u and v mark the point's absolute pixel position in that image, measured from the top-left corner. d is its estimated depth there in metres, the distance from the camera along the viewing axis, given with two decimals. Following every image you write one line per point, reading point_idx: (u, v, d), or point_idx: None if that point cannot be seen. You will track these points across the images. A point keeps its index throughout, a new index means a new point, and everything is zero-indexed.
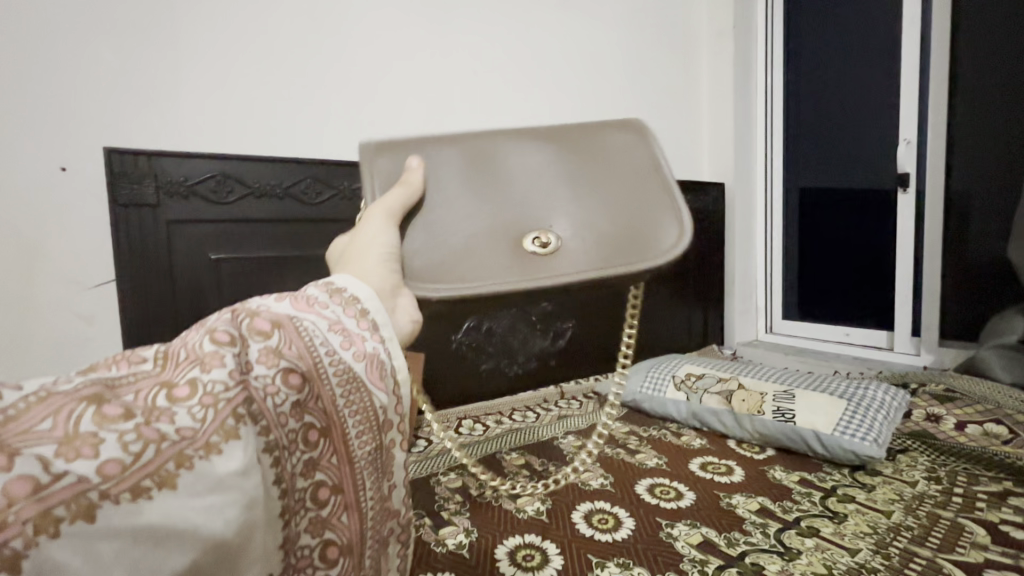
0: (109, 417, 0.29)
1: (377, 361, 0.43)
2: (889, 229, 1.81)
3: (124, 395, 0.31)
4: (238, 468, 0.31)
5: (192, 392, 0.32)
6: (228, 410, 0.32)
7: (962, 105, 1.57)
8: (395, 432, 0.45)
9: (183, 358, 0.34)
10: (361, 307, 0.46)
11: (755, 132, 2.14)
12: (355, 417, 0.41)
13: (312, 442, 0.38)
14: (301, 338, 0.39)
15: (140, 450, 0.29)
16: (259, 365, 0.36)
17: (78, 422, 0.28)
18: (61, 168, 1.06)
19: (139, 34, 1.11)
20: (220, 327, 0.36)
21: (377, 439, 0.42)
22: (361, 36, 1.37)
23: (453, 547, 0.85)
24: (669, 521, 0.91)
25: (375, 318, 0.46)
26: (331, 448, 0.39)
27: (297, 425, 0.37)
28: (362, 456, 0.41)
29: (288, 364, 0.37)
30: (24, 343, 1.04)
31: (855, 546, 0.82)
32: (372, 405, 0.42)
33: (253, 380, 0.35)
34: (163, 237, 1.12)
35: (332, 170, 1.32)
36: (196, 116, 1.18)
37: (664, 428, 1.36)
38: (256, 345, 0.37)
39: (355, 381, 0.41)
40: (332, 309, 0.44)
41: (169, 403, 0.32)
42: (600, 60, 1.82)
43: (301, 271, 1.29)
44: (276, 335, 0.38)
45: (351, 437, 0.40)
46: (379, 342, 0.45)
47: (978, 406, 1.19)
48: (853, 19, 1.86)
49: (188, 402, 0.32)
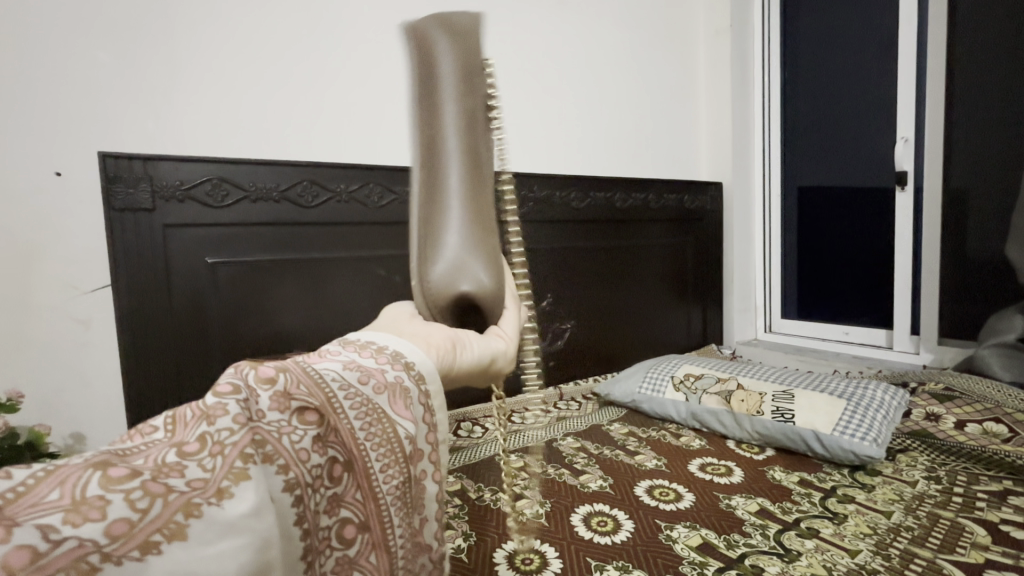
0: (114, 478, 0.25)
1: (402, 388, 0.38)
2: (887, 227, 1.81)
3: (133, 459, 0.27)
4: (251, 509, 0.27)
5: (202, 446, 0.28)
6: (236, 453, 0.28)
7: (960, 103, 1.56)
8: (426, 461, 0.39)
9: (190, 417, 0.30)
10: (379, 345, 0.40)
11: (752, 131, 2.14)
12: (378, 450, 0.35)
13: (337, 477, 0.33)
14: (310, 375, 0.34)
15: (147, 508, 0.25)
16: (272, 410, 0.31)
17: (85, 487, 0.24)
18: (56, 173, 1.05)
19: (133, 37, 1.10)
20: (222, 379, 0.31)
21: (406, 472, 0.37)
22: (359, 37, 1.37)
23: (452, 551, 0.84)
24: (668, 523, 0.91)
25: (398, 349, 0.40)
26: (355, 483, 0.34)
27: (321, 459, 0.32)
28: (390, 491, 0.36)
29: (301, 403, 0.32)
30: (21, 349, 1.04)
31: (857, 547, 0.82)
32: (396, 435, 0.36)
33: (264, 424, 0.31)
34: (159, 241, 1.12)
35: (328, 173, 1.30)
36: (193, 119, 1.18)
37: (664, 429, 1.36)
38: (263, 389, 0.32)
39: (375, 412, 0.36)
40: (345, 352, 0.38)
41: (178, 458, 0.27)
42: (598, 59, 1.82)
43: (299, 274, 1.29)
44: (281, 377, 0.33)
45: (375, 471, 0.35)
46: (402, 370, 0.38)
47: (978, 405, 1.19)
48: (851, 17, 1.86)
49: (199, 455, 0.28)
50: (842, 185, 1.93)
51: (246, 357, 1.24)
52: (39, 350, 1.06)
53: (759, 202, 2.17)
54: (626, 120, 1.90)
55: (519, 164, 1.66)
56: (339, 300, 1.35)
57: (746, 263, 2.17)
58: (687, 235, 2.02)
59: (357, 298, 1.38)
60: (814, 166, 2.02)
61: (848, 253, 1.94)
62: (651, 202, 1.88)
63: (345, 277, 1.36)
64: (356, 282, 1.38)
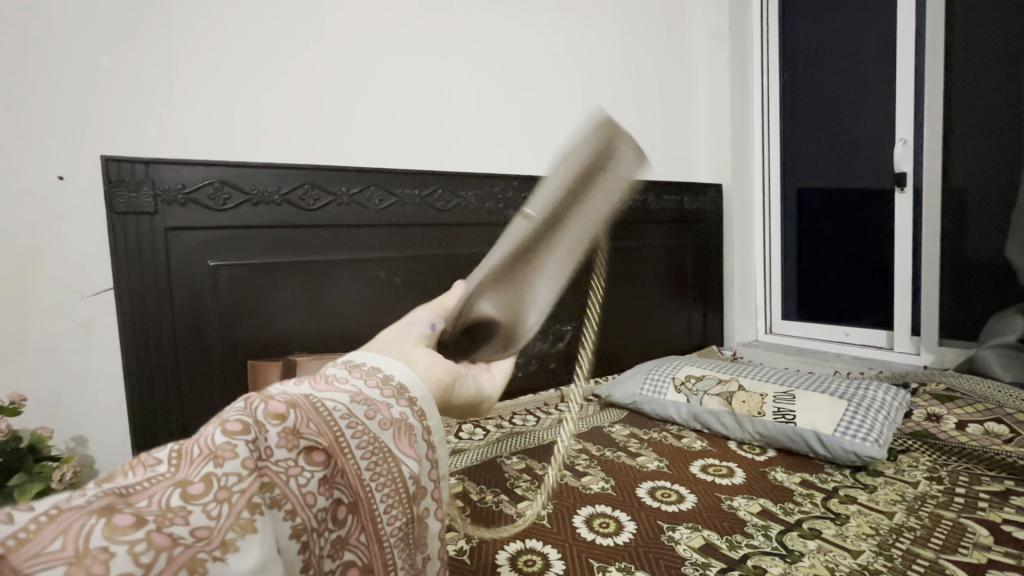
0: (120, 528, 0.24)
1: (407, 425, 0.37)
2: (886, 228, 1.82)
3: (136, 501, 0.26)
4: (257, 564, 0.27)
5: (208, 488, 0.28)
6: (243, 502, 0.28)
7: (958, 104, 1.57)
8: (429, 499, 0.39)
9: (198, 453, 0.29)
10: (384, 374, 0.39)
11: (752, 133, 2.15)
12: (382, 490, 0.35)
13: (340, 519, 0.34)
14: (319, 412, 0.34)
15: (152, 563, 0.24)
16: (280, 448, 0.31)
17: (89, 536, 0.23)
18: (59, 177, 1.06)
19: (133, 38, 1.11)
20: (229, 416, 0.31)
21: (409, 512, 0.37)
22: (361, 44, 1.39)
23: (454, 553, 0.85)
24: (671, 524, 0.91)
25: (401, 381, 0.39)
26: (359, 525, 0.34)
27: (326, 502, 0.33)
28: (393, 533, 0.36)
29: (309, 442, 0.32)
30: (24, 352, 1.04)
31: (859, 549, 0.82)
32: (401, 475, 0.36)
33: (272, 465, 0.30)
34: (160, 245, 1.12)
35: (329, 176, 1.31)
36: (195, 122, 1.18)
37: (665, 431, 1.36)
38: (272, 426, 0.31)
39: (381, 450, 0.36)
40: (352, 380, 0.37)
41: (185, 502, 0.27)
42: (598, 64, 1.83)
43: (300, 276, 1.29)
44: (292, 413, 0.33)
45: (380, 513, 0.35)
46: (406, 406, 0.38)
47: (979, 405, 1.19)
48: (848, 20, 1.87)
49: (203, 500, 0.27)
50: (840, 186, 1.94)
51: (246, 360, 1.24)
52: (42, 354, 1.06)
53: (759, 203, 2.18)
54: (626, 121, 1.91)
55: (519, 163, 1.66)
56: (340, 302, 1.35)
57: (746, 264, 2.18)
58: (687, 236, 2.03)
59: (358, 300, 1.38)
60: (812, 167, 2.03)
61: (848, 254, 1.94)
62: (650, 203, 1.90)
63: (346, 279, 1.36)
64: (357, 285, 1.38)
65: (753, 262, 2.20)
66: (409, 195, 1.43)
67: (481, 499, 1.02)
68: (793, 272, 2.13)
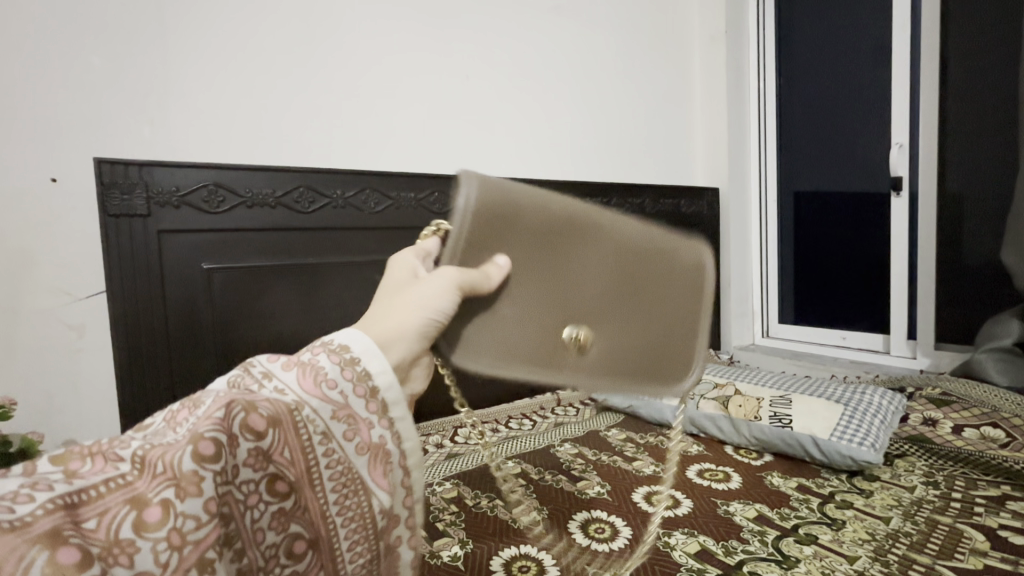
0: (62, 566, 0.27)
1: (383, 454, 0.42)
2: (881, 233, 1.82)
3: (87, 521, 0.29)
4: None
5: (163, 518, 0.30)
6: (197, 553, 0.31)
7: (952, 109, 1.58)
8: (404, 527, 0.43)
9: (160, 471, 0.31)
10: (374, 384, 0.43)
11: (748, 137, 2.16)
12: (348, 522, 0.40)
13: (297, 553, 0.37)
14: (297, 435, 0.38)
15: None
16: (246, 470, 0.35)
17: (27, 570, 0.26)
18: (51, 179, 1.05)
19: (128, 39, 1.10)
20: (206, 431, 0.33)
21: (375, 547, 0.41)
22: (360, 48, 1.39)
23: (448, 560, 0.84)
24: (667, 530, 0.91)
25: (387, 397, 0.43)
26: (317, 561, 0.38)
27: (279, 536, 0.37)
28: (356, 569, 0.40)
29: (275, 469, 0.36)
30: (15, 356, 1.04)
31: (856, 554, 0.81)
32: (369, 508, 0.41)
33: (234, 489, 0.34)
34: (153, 247, 1.12)
35: (324, 178, 1.30)
36: (190, 124, 1.18)
37: (661, 435, 1.35)
38: (244, 444, 0.35)
39: (353, 481, 0.40)
40: (340, 388, 0.41)
41: (136, 535, 0.30)
42: (595, 67, 1.83)
43: (295, 279, 1.29)
44: (270, 435, 0.36)
45: (341, 546, 0.39)
46: (387, 430, 0.43)
47: (975, 410, 1.19)
48: (843, 25, 1.88)
49: (157, 534, 0.30)
50: (836, 190, 1.94)
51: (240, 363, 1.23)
52: (33, 357, 1.05)
53: (755, 207, 2.19)
54: (623, 124, 1.91)
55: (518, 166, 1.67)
56: (334, 306, 1.35)
57: (742, 268, 2.18)
58: None
59: (353, 303, 1.38)
60: (809, 171, 2.04)
61: (845, 257, 1.94)
62: (647, 207, 1.91)
63: (341, 282, 1.35)
64: (352, 288, 1.37)
65: (750, 266, 2.20)
66: (406, 198, 1.44)
67: (476, 503, 1.01)
68: (790, 276, 2.14)
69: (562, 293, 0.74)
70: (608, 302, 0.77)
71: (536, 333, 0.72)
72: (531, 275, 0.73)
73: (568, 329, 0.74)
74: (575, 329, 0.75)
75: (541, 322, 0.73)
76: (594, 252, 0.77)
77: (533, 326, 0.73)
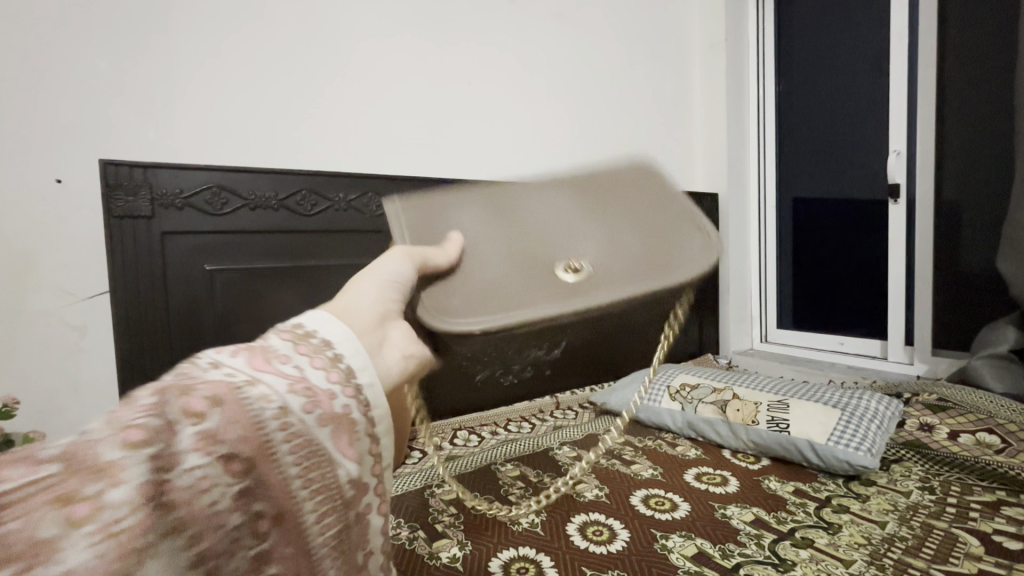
0: None
1: (348, 421, 0.35)
2: (879, 239, 1.83)
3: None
4: None
5: (88, 514, 0.22)
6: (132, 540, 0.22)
7: (950, 118, 1.59)
8: (371, 496, 0.37)
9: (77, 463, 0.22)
10: (332, 353, 0.37)
11: (747, 145, 2.17)
12: (313, 495, 0.32)
13: (262, 533, 0.29)
14: (246, 409, 0.29)
15: None
16: (192, 453, 0.25)
17: None
18: (56, 180, 1.06)
19: (133, 43, 1.12)
20: (134, 417, 0.25)
21: (344, 519, 0.34)
22: (364, 54, 1.40)
23: (448, 560, 0.84)
24: (664, 532, 0.91)
25: (351, 363, 0.37)
26: (285, 538, 0.30)
27: (245, 521, 0.28)
28: (325, 544, 0.33)
29: (229, 448, 0.27)
30: (18, 355, 1.05)
31: (851, 558, 0.82)
32: (335, 478, 0.33)
33: (173, 479, 0.25)
34: (156, 249, 1.13)
35: (328, 180, 1.32)
36: (194, 127, 1.19)
37: (659, 438, 1.36)
38: (186, 429, 0.26)
39: (315, 450, 0.32)
40: (294, 357, 0.35)
41: (56, 532, 0.21)
42: (596, 75, 1.85)
43: (298, 282, 1.29)
44: (214, 412, 0.27)
45: (307, 521, 0.32)
46: (352, 396, 0.36)
47: (970, 416, 1.19)
48: (842, 33, 1.90)
49: (77, 533, 0.21)
50: (834, 197, 1.96)
51: None
52: (36, 357, 1.06)
53: (754, 213, 2.20)
54: (622, 132, 1.93)
55: (519, 170, 1.69)
56: None
57: (741, 273, 2.19)
58: None
59: None
60: (807, 177, 2.05)
61: (843, 263, 1.95)
62: None
63: (342, 284, 1.35)
64: None
65: (749, 271, 2.22)
66: None
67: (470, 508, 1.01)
68: (789, 281, 2.16)
69: (533, 240, 0.82)
70: (584, 235, 0.84)
71: (527, 276, 0.76)
72: (499, 237, 0.81)
73: (562, 266, 0.78)
74: (566, 265, 0.79)
75: (531, 271, 0.77)
76: (545, 205, 0.88)
77: (522, 275, 0.76)
